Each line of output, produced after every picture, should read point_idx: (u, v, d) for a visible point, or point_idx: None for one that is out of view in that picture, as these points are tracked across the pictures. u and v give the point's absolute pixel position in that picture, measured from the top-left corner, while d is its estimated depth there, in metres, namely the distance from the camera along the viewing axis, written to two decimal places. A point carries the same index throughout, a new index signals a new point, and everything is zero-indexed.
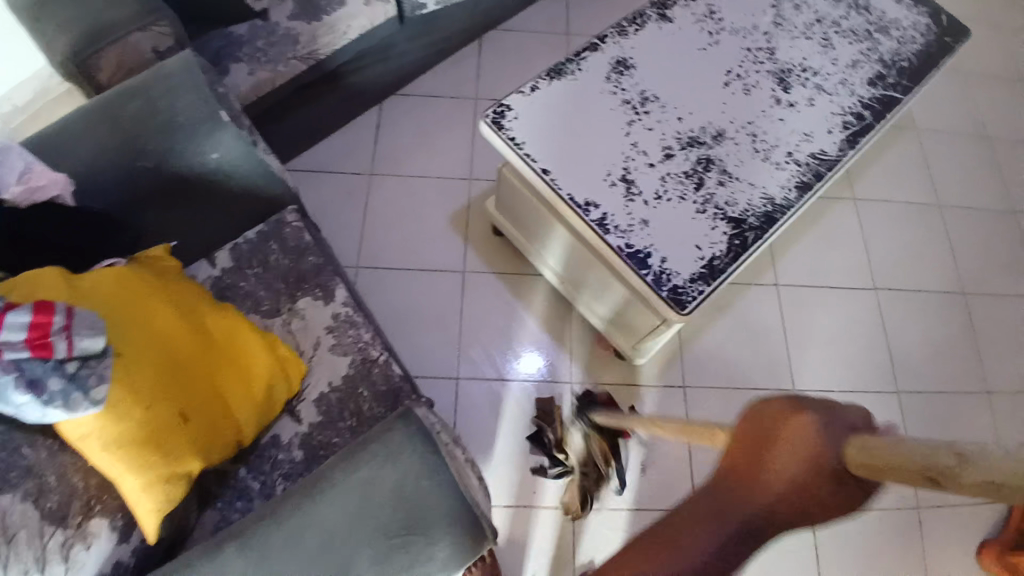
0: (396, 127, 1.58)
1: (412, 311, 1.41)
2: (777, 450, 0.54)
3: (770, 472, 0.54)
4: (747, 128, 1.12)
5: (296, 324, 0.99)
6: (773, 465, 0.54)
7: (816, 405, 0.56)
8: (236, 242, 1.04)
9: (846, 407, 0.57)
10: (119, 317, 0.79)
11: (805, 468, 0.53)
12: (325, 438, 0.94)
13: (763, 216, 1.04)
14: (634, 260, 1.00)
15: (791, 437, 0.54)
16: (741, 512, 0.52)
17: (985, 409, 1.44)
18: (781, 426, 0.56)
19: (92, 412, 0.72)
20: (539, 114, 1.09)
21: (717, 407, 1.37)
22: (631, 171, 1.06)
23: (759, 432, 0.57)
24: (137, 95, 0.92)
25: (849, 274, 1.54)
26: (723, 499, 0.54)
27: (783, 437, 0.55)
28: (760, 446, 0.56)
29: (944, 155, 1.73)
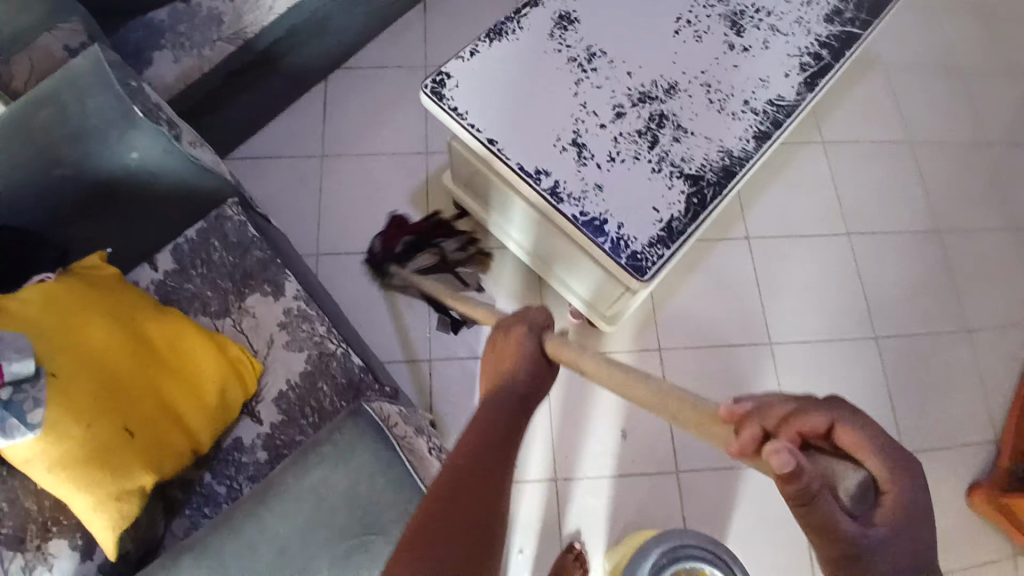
0: (344, 105, 1.51)
1: (377, 295, 1.37)
2: (510, 359, 0.71)
3: (510, 373, 0.69)
4: (701, 78, 1.08)
5: (247, 323, 0.96)
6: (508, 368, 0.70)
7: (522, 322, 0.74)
8: (176, 242, 1.00)
9: (536, 310, 0.76)
10: (48, 337, 0.75)
11: (532, 364, 0.70)
12: (288, 436, 0.91)
13: (720, 170, 1.01)
14: (590, 228, 0.96)
15: (517, 344, 0.71)
16: (504, 401, 0.66)
17: (963, 345, 1.45)
18: (506, 341, 0.73)
19: (31, 436, 0.70)
20: (481, 80, 1.04)
21: (694, 366, 1.36)
22: (581, 134, 1.02)
23: (494, 356, 0.73)
24: (46, 101, 0.86)
25: (819, 219, 1.52)
26: (488, 401, 0.67)
27: (509, 347, 0.72)
28: (502, 360, 0.71)
29: (910, 89, 1.69)
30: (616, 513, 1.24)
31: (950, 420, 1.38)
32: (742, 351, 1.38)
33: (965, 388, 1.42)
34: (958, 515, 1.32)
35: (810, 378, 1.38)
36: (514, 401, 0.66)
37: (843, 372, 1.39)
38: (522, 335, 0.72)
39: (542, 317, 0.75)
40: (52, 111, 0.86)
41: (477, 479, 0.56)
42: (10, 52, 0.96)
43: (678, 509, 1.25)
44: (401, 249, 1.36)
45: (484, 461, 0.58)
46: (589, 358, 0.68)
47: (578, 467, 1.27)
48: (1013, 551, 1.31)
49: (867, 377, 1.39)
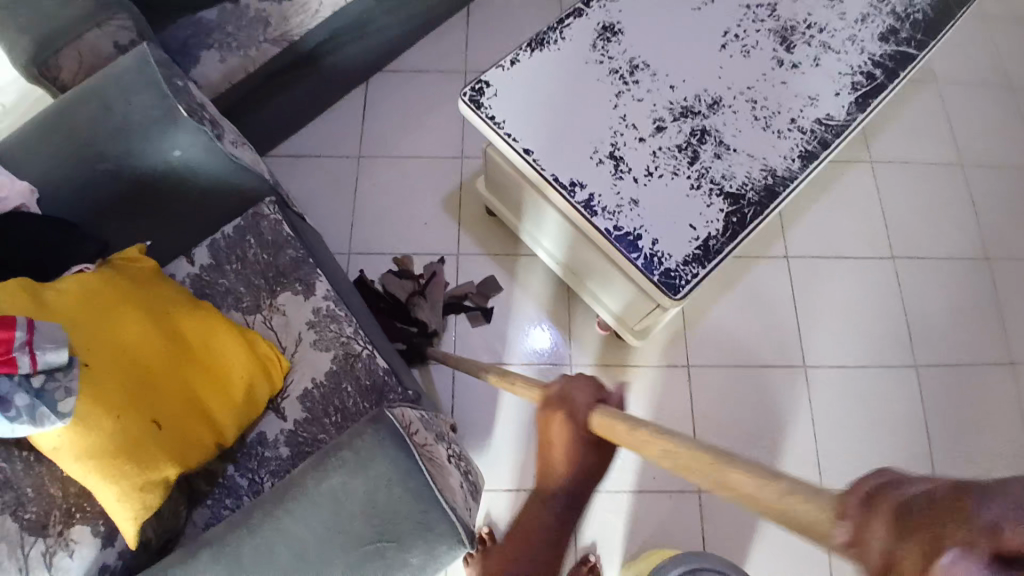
0: (382, 106, 1.52)
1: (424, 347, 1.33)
2: (553, 446, 0.64)
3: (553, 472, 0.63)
4: (746, 94, 1.05)
5: (277, 320, 0.97)
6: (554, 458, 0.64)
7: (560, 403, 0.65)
8: (214, 237, 1.01)
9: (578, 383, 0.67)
10: (85, 331, 0.77)
11: (574, 452, 0.63)
12: (311, 434, 0.91)
13: (762, 189, 0.98)
14: (624, 243, 0.95)
15: (558, 425, 0.64)
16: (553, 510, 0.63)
17: (1011, 380, 1.38)
18: (549, 419, 0.65)
19: (60, 425, 0.71)
20: (520, 90, 1.03)
21: (722, 385, 1.33)
22: (619, 147, 1.00)
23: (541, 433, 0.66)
24: (93, 98, 0.91)
25: (862, 241, 1.47)
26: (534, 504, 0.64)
27: (551, 429, 0.64)
28: (546, 446, 0.65)
29: (966, 110, 1.62)
30: (634, 531, 1.21)
31: (994, 457, 1.32)
32: (774, 373, 1.34)
33: (1011, 427, 1.34)
34: None
35: (844, 404, 1.33)
36: (563, 502, 0.63)
37: (880, 401, 1.34)
38: (560, 418, 0.64)
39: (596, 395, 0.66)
40: (97, 106, 0.91)
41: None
42: (62, 46, 0.99)
43: (698, 532, 1.22)
44: (414, 325, 1.31)
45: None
46: (647, 442, 0.55)
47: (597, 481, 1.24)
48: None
49: (905, 409, 1.33)
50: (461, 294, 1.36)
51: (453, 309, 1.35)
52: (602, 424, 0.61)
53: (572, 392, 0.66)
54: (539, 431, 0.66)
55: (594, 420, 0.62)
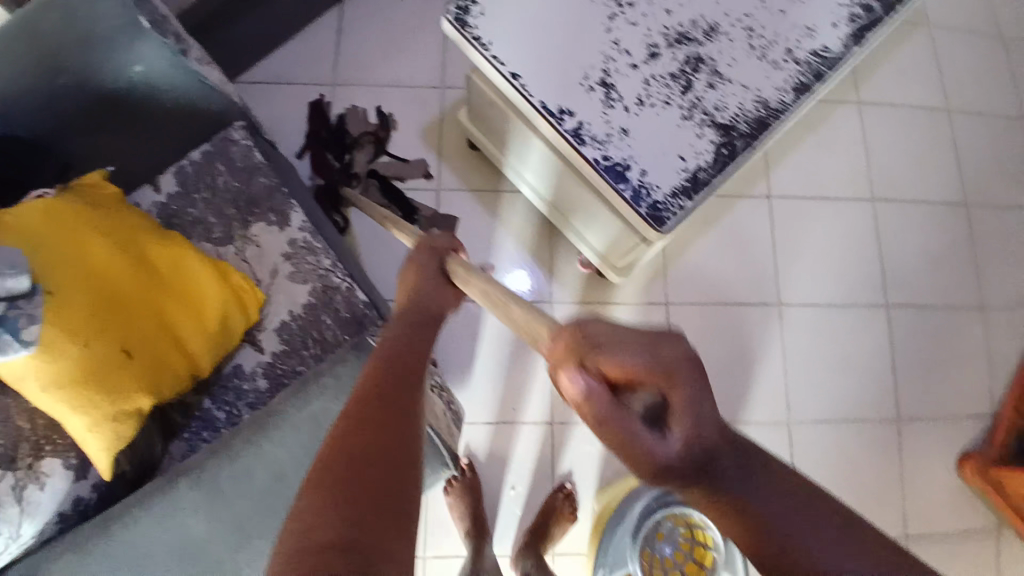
0: (358, 30, 1.43)
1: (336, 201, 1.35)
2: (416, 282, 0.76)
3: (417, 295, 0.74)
4: (744, 22, 1.00)
5: (250, 251, 0.94)
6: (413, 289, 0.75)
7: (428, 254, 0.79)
8: (180, 164, 0.97)
9: (443, 240, 0.82)
10: (44, 255, 0.72)
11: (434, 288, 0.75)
12: (289, 365, 0.90)
13: (754, 121, 0.95)
14: (612, 174, 0.92)
15: (419, 267, 0.77)
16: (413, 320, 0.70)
17: (977, 322, 1.42)
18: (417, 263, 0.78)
19: (24, 353, 0.68)
20: (508, 9, 0.97)
21: (701, 324, 1.35)
22: (611, 74, 0.96)
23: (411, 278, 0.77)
24: (50, 9, 0.78)
25: (845, 183, 1.46)
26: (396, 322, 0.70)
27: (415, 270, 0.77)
28: (411, 284, 0.76)
29: (957, 52, 1.60)
30: (609, 461, 1.25)
31: (955, 394, 1.38)
32: (750, 311, 1.36)
33: (973, 366, 1.40)
34: (954, 491, 1.33)
35: (816, 344, 1.36)
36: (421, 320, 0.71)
37: (851, 339, 1.37)
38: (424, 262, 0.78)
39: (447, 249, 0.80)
40: (55, 19, 0.78)
41: (393, 391, 0.58)
42: None
43: None
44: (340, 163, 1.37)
45: (396, 369, 0.62)
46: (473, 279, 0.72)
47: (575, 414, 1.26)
48: (1008, 533, 1.32)
49: (874, 347, 1.38)
50: (406, 197, 1.35)
51: (387, 194, 1.35)
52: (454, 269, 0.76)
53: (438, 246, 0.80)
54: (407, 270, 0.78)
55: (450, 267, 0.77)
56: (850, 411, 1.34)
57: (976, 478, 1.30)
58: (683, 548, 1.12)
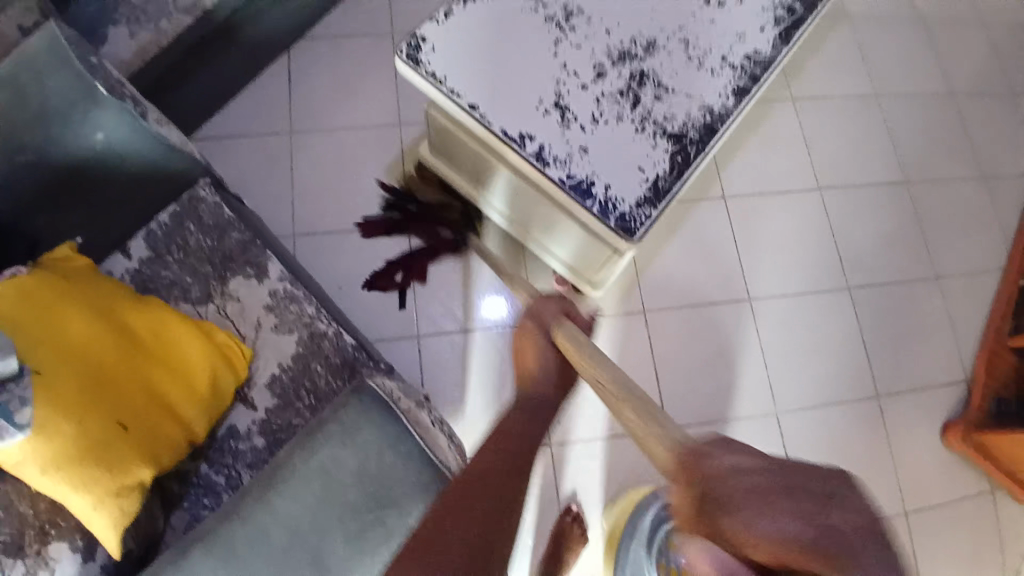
0: (308, 78, 1.46)
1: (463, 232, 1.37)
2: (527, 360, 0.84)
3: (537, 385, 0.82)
4: (679, 35, 1.07)
5: (232, 307, 0.94)
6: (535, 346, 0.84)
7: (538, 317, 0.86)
8: (149, 227, 0.98)
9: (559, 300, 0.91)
10: (30, 335, 0.72)
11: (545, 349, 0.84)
12: (285, 420, 0.89)
13: (702, 127, 1.01)
14: (578, 192, 0.96)
15: (533, 334, 0.84)
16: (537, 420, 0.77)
17: (933, 291, 1.51)
18: (526, 326, 0.86)
19: (20, 438, 0.67)
20: (456, 45, 1.01)
21: (679, 325, 1.39)
22: (564, 96, 1.01)
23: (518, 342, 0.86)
24: (3, 85, 0.79)
25: (792, 175, 1.54)
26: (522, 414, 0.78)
27: (530, 333, 0.85)
28: (526, 351, 0.85)
29: (878, 41, 1.71)
30: (610, 473, 1.27)
31: (924, 364, 1.45)
32: (722, 308, 1.41)
33: (937, 338, 1.48)
34: (938, 456, 1.39)
35: (790, 333, 1.42)
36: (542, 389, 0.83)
37: (820, 324, 1.43)
38: (537, 333, 0.84)
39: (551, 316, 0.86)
40: (8, 95, 0.79)
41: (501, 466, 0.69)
42: None
43: None
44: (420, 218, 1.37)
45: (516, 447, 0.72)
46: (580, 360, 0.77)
47: (571, 430, 1.29)
48: (991, 488, 1.39)
49: (842, 328, 1.44)
50: (416, 181, 1.38)
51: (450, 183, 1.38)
52: (558, 341, 0.81)
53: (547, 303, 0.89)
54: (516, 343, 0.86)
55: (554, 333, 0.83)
56: (829, 393, 1.39)
57: (961, 445, 1.36)
58: None
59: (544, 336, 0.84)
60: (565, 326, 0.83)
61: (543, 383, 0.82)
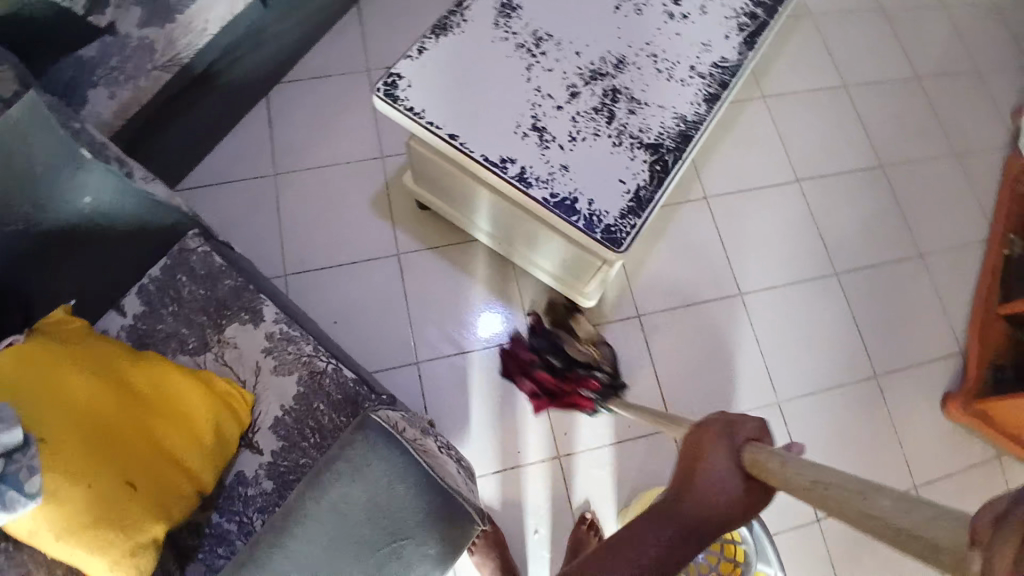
0: (288, 119, 1.48)
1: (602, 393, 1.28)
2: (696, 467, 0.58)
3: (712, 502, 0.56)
4: (647, 49, 1.10)
5: (230, 354, 0.94)
6: (716, 465, 0.58)
7: (721, 421, 0.62)
8: (141, 283, 0.98)
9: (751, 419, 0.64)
10: (34, 404, 0.72)
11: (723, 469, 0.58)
12: (293, 461, 0.89)
13: (677, 135, 1.03)
14: (562, 209, 0.98)
15: (715, 442, 0.60)
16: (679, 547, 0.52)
17: (920, 270, 1.53)
18: (706, 436, 0.61)
19: (33, 506, 0.67)
20: (431, 78, 1.04)
21: (675, 328, 1.40)
22: (540, 118, 1.03)
23: (689, 454, 0.60)
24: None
25: (770, 170, 1.57)
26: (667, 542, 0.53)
27: (714, 443, 0.60)
28: (696, 453, 0.60)
29: (840, 33, 1.76)
30: (621, 480, 1.27)
31: (919, 342, 1.47)
32: (715, 306, 1.43)
33: (929, 314, 1.50)
34: (942, 431, 1.40)
35: (784, 325, 1.43)
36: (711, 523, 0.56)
37: (812, 312, 1.45)
38: (720, 444, 0.60)
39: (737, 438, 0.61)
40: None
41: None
42: None
43: None
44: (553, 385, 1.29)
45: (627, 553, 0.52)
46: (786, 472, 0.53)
47: (577, 442, 1.29)
48: (999, 456, 1.40)
49: (835, 314, 1.46)
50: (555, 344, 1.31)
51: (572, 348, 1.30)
52: (756, 460, 0.57)
53: (737, 423, 0.63)
54: (684, 455, 0.60)
55: (746, 455, 0.58)
56: (828, 379, 1.41)
57: (962, 415, 1.37)
58: (715, 550, 1.09)
59: (731, 453, 0.59)
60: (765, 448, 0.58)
61: (706, 510, 0.56)
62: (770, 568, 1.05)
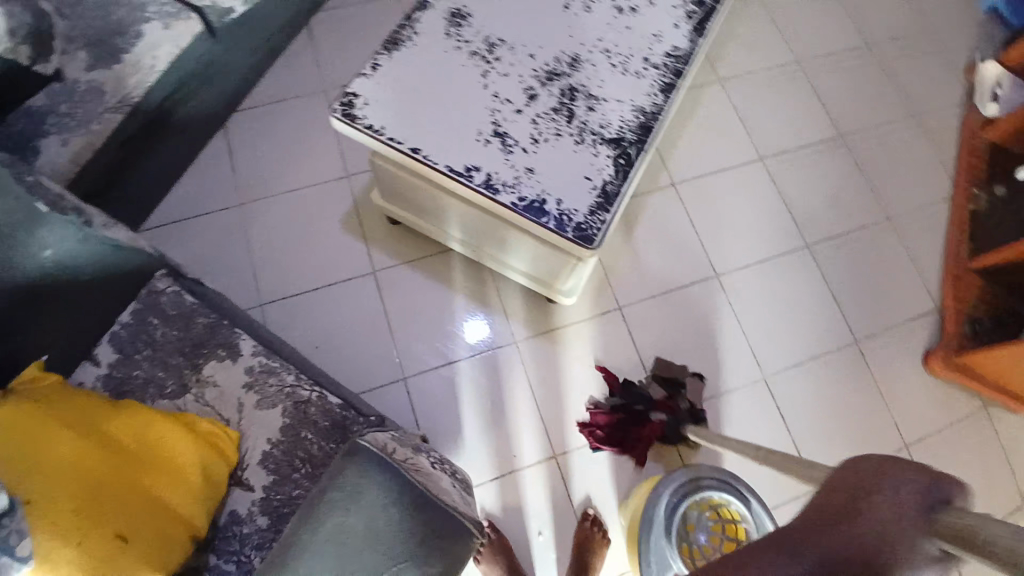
0: (249, 148, 1.47)
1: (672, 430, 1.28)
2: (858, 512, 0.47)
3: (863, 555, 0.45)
4: (600, 45, 1.10)
5: (211, 393, 0.93)
6: (886, 503, 0.47)
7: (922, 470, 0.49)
8: (113, 331, 0.96)
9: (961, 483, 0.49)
10: (15, 465, 0.69)
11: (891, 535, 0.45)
12: (286, 493, 0.88)
13: (638, 128, 1.04)
14: (532, 212, 0.98)
15: (894, 489, 0.48)
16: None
17: (888, 232, 1.56)
18: (892, 475, 0.49)
19: (25, 570, 0.64)
20: (387, 94, 1.03)
21: (657, 316, 1.41)
22: (501, 123, 1.03)
23: (853, 480, 0.50)
24: None
25: (733, 151, 1.59)
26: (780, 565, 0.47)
27: (898, 483, 0.48)
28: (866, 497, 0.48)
29: (788, 10, 1.79)
30: (619, 473, 1.28)
31: (894, 303, 1.49)
32: (695, 290, 1.44)
33: (903, 275, 1.53)
34: (927, 387, 1.43)
35: (762, 301, 1.45)
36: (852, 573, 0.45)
37: (789, 286, 1.47)
38: (902, 493, 0.47)
39: (938, 496, 0.47)
40: None
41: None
42: None
43: (676, 454, 1.31)
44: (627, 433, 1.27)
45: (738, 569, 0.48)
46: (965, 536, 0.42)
47: (570, 440, 1.30)
48: (983, 406, 1.44)
49: (811, 286, 1.48)
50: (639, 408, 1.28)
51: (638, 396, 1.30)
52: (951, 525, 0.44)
53: (945, 481, 0.49)
54: (853, 482, 0.50)
55: (940, 513, 0.46)
56: (812, 351, 1.43)
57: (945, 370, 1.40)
58: (716, 532, 1.09)
59: (918, 504, 0.47)
60: (971, 513, 0.44)
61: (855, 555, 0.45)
62: None
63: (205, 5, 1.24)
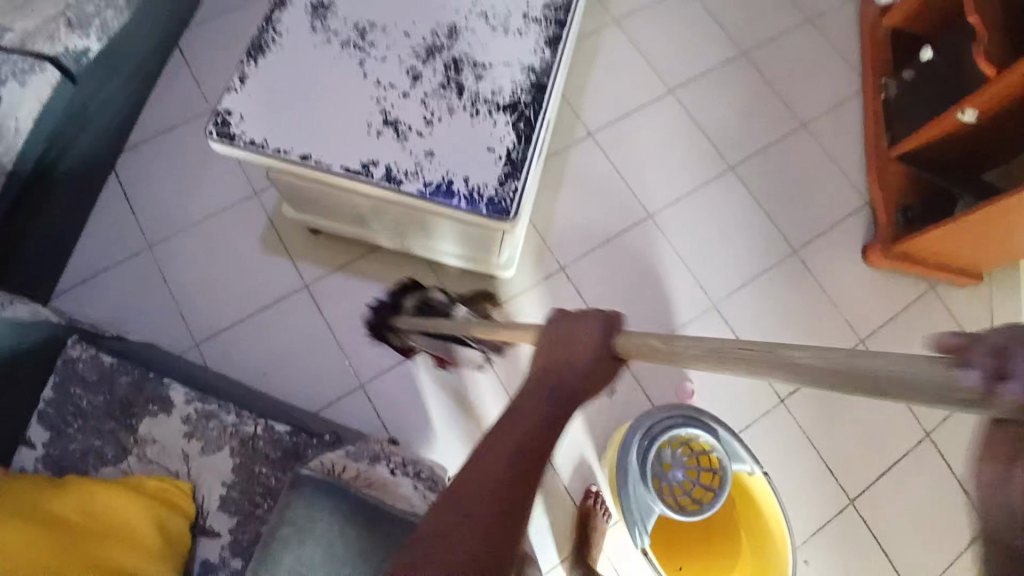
0: (148, 186, 1.39)
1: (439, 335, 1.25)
2: (570, 346, 0.63)
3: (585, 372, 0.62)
4: (476, 9, 1.06)
5: (152, 450, 0.90)
6: (588, 340, 0.63)
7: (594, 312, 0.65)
8: (39, 410, 0.91)
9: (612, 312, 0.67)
10: None
11: (600, 356, 0.63)
12: (253, 531, 0.86)
13: (531, 87, 1.02)
14: (441, 195, 0.95)
15: (589, 325, 0.63)
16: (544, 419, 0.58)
17: (805, 138, 1.58)
18: (580, 320, 0.65)
19: None
20: (263, 104, 0.98)
21: (598, 268, 1.41)
22: (390, 111, 0.99)
23: (559, 337, 0.64)
24: None
25: (642, 89, 1.58)
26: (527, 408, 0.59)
27: (587, 323, 0.64)
28: (570, 337, 0.63)
29: None
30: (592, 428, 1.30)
31: (823, 207, 1.53)
32: (631, 235, 1.45)
33: (826, 177, 1.56)
34: (866, 280, 1.48)
35: (697, 232, 1.47)
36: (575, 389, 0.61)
37: (719, 212, 1.49)
38: (596, 325, 0.63)
39: (611, 325, 0.64)
40: None
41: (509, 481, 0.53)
42: None
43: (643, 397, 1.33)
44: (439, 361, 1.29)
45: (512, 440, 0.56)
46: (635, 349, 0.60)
47: None
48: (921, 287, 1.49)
49: (740, 207, 1.50)
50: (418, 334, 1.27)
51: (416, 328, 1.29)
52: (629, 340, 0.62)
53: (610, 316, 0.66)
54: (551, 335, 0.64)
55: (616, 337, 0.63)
56: (753, 270, 1.46)
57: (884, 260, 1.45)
58: (692, 465, 1.14)
59: (605, 331, 0.63)
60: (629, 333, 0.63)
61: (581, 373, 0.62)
62: (746, 466, 1.11)
63: (58, 52, 1.15)
